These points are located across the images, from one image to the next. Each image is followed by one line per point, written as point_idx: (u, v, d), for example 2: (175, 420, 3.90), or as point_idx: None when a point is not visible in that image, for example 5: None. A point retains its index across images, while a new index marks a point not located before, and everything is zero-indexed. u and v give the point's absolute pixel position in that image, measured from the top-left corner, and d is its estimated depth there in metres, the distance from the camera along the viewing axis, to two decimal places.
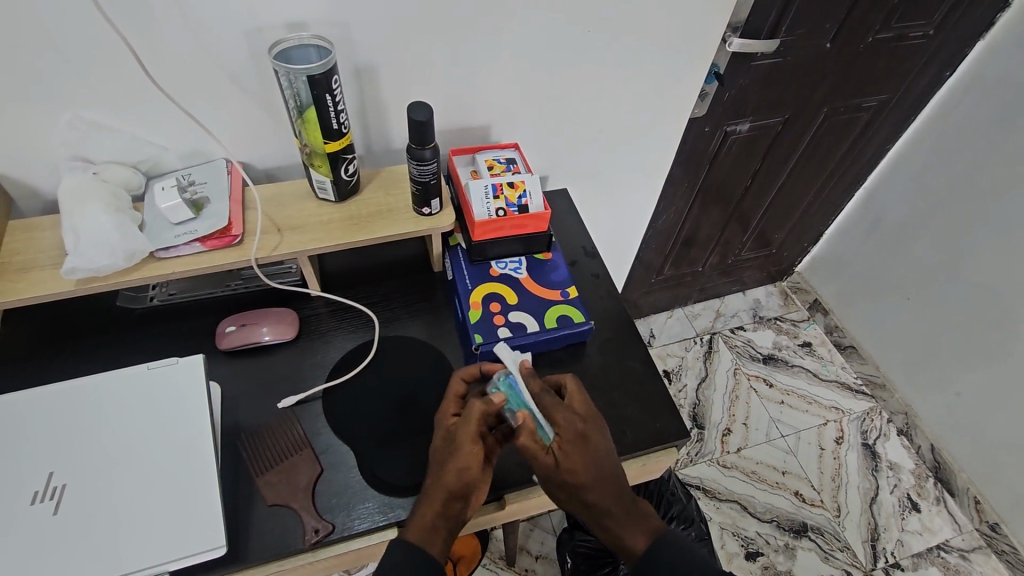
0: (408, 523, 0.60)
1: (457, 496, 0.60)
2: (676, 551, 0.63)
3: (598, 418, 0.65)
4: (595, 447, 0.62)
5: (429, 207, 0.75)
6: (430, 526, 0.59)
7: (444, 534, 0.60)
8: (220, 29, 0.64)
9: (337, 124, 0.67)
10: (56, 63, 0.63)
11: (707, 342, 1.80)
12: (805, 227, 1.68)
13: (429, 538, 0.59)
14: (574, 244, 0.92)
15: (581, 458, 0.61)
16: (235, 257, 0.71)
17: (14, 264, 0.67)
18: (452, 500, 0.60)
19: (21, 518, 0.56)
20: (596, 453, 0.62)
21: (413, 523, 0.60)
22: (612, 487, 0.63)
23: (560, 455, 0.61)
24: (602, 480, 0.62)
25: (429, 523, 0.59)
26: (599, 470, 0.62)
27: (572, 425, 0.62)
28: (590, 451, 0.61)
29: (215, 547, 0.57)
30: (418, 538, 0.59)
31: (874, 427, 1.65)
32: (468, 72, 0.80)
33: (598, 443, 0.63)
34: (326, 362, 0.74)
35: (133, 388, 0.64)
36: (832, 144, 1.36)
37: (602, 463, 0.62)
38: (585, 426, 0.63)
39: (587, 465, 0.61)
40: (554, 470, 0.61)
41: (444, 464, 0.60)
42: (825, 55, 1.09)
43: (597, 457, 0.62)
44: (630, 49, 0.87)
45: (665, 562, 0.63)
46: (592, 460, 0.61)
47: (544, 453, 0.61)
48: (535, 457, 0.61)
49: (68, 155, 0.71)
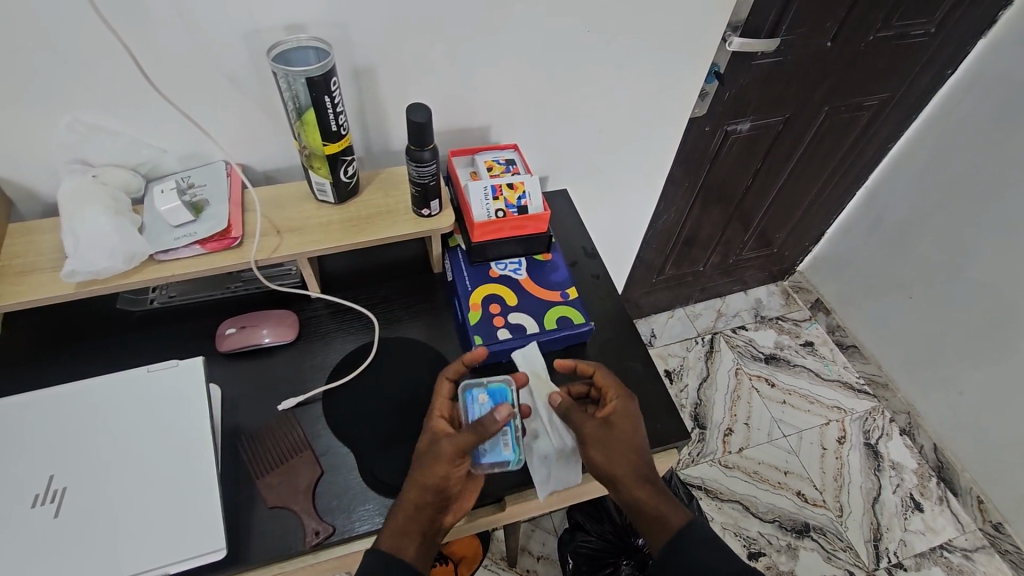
0: (383, 530, 0.60)
1: (436, 503, 0.61)
2: (703, 550, 0.62)
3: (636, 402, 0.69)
4: (626, 422, 0.67)
5: (429, 208, 0.75)
6: (405, 533, 0.60)
7: (418, 542, 0.60)
8: (218, 31, 0.64)
9: (336, 126, 0.67)
10: (55, 65, 0.63)
11: (709, 342, 1.79)
12: (806, 226, 1.68)
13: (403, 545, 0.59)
14: (574, 245, 0.92)
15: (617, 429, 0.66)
16: (234, 259, 0.71)
17: (14, 266, 0.67)
18: (426, 505, 0.61)
19: (22, 521, 0.56)
20: (628, 426, 0.67)
21: (387, 529, 0.60)
22: (640, 464, 0.66)
23: (595, 421, 0.67)
24: (632, 450, 0.66)
25: (405, 530, 0.60)
26: (627, 442, 0.66)
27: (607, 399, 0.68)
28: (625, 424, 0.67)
29: (215, 550, 0.57)
30: (391, 545, 0.59)
31: (876, 427, 1.65)
32: (467, 73, 0.80)
33: (633, 422, 0.67)
34: (326, 363, 0.74)
35: (133, 391, 0.64)
36: (833, 142, 1.36)
37: (631, 437, 0.66)
38: (622, 405, 0.68)
39: (620, 434, 0.66)
40: (591, 436, 0.66)
41: (425, 472, 0.61)
42: (826, 54, 1.09)
43: (628, 431, 0.66)
44: (630, 49, 0.87)
45: (691, 562, 0.62)
46: (624, 431, 0.66)
47: (585, 418, 0.67)
48: (577, 421, 0.67)
49: (66, 158, 0.71)
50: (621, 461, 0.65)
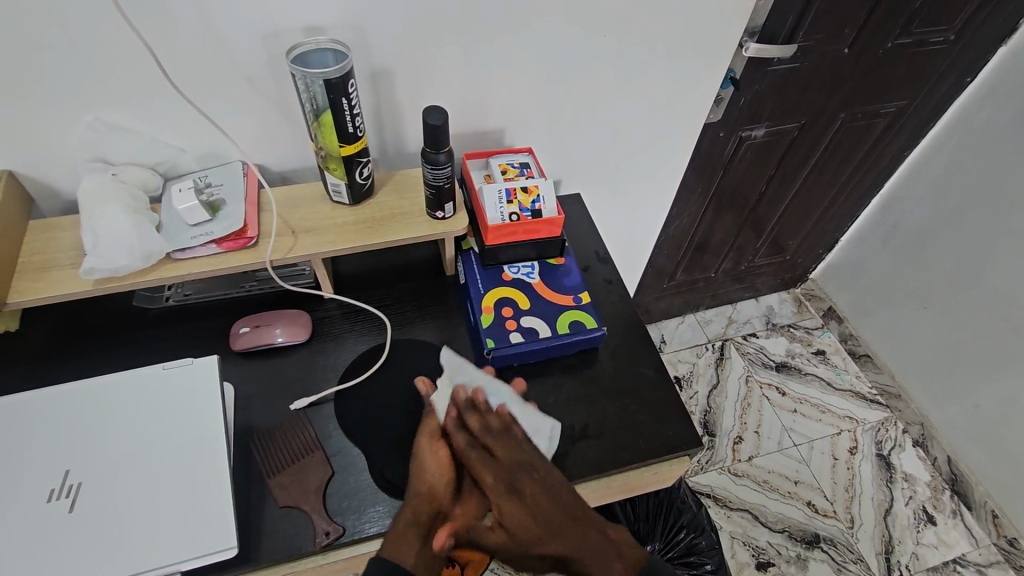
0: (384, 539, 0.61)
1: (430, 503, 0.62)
2: None
3: (522, 465, 0.63)
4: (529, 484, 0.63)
5: (443, 211, 0.76)
6: (401, 538, 0.60)
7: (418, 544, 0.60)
8: (237, 32, 0.65)
9: (353, 128, 0.68)
10: (78, 66, 0.64)
11: (719, 349, 1.78)
12: (819, 233, 1.66)
13: (401, 550, 0.60)
14: (586, 249, 0.92)
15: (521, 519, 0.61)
16: (249, 259, 0.71)
17: (34, 263, 0.68)
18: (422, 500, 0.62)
19: (39, 515, 0.56)
20: (536, 494, 0.62)
21: (388, 538, 0.61)
22: (546, 531, 0.61)
23: (493, 481, 0.62)
24: (535, 522, 0.61)
25: (401, 535, 0.61)
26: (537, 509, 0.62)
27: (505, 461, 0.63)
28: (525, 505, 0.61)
29: (227, 548, 0.57)
30: (391, 550, 0.60)
31: (889, 438, 1.63)
32: (482, 76, 0.80)
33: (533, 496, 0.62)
34: (338, 364, 0.75)
35: (148, 388, 0.64)
36: (849, 149, 1.35)
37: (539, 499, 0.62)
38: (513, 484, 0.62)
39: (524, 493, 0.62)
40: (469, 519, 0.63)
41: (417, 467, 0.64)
42: (842, 60, 1.08)
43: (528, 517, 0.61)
44: (645, 54, 0.86)
45: None
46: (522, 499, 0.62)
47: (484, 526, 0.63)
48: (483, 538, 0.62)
49: (87, 156, 0.72)
50: (517, 536, 0.61)
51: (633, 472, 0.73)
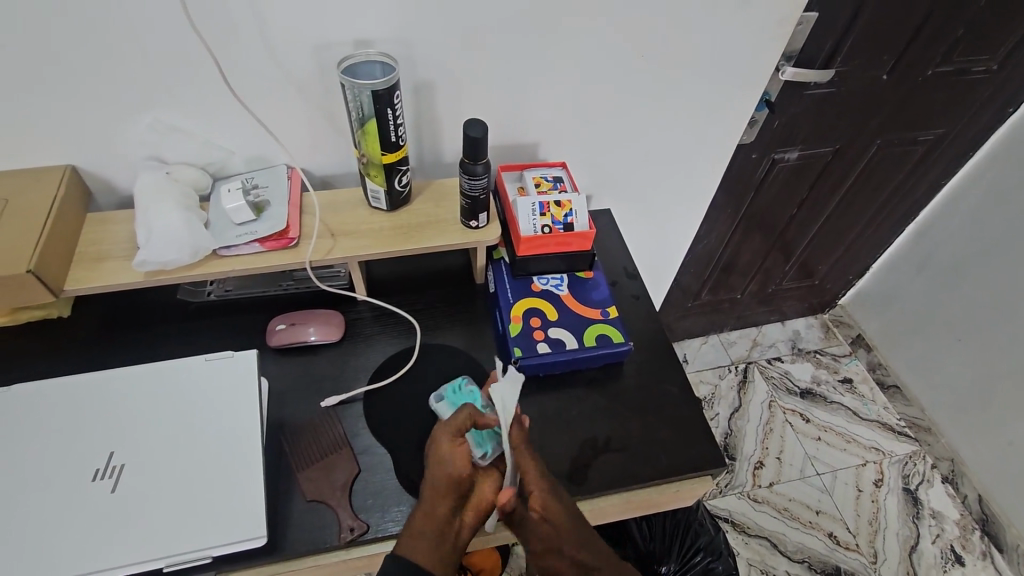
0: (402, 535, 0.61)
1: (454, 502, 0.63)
2: None
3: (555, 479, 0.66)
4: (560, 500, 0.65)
5: (477, 220, 0.78)
6: (418, 532, 0.60)
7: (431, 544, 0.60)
8: (293, 43, 0.68)
9: (396, 137, 0.70)
10: (144, 70, 0.68)
11: (742, 371, 1.76)
12: (849, 259, 1.64)
13: (414, 546, 0.60)
14: (615, 264, 0.92)
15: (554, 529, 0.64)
16: (290, 259, 0.74)
17: (90, 254, 0.72)
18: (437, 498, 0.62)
19: (84, 493, 0.59)
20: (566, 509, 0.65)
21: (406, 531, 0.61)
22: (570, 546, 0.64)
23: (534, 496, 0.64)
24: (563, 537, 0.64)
25: (418, 529, 0.61)
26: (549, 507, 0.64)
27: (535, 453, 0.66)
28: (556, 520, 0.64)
29: (255, 537, 0.59)
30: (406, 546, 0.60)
31: (916, 472, 1.59)
32: (521, 92, 0.82)
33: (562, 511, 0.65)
34: (368, 365, 0.77)
35: (189, 376, 0.67)
36: (883, 176, 1.34)
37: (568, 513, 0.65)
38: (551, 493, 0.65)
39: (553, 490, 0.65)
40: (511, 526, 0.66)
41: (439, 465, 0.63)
42: (880, 87, 1.08)
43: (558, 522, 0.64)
44: (681, 76, 0.88)
45: None
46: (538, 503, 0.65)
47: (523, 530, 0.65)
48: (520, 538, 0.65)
49: (144, 154, 0.76)
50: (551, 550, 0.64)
51: (655, 487, 0.73)
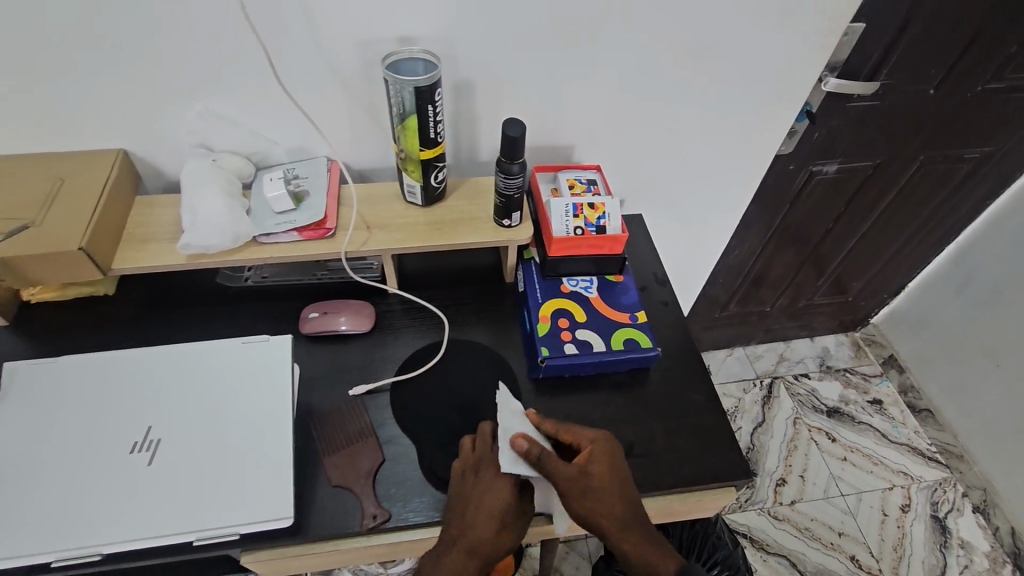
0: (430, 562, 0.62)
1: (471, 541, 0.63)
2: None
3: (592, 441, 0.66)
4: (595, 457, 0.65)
5: (510, 219, 0.78)
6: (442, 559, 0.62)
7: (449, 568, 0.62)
8: (340, 39, 0.70)
9: (434, 133, 0.71)
10: (197, 60, 0.70)
11: (767, 386, 1.73)
12: (885, 277, 1.60)
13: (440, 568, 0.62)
14: (645, 269, 0.92)
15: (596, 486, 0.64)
16: (326, 249, 0.75)
17: (137, 235, 0.75)
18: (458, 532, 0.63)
19: (122, 464, 0.61)
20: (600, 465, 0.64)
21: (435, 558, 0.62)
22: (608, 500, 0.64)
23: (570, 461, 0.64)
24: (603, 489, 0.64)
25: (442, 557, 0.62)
26: (599, 499, 0.63)
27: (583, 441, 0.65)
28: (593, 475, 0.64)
29: (282, 517, 0.60)
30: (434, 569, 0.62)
31: (946, 500, 1.54)
32: (560, 93, 0.83)
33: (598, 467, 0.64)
34: (396, 357, 0.78)
35: (224, 358, 0.68)
36: (925, 194, 1.30)
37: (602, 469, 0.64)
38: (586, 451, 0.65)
39: (604, 467, 0.64)
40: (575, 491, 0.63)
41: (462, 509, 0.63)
42: (926, 101, 1.05)
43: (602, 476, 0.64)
44: (722, 84, 0.87)
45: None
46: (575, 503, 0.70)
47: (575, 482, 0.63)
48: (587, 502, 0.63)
49: (192, 142, 0.78)
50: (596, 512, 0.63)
51: (676, 496, 0.72)
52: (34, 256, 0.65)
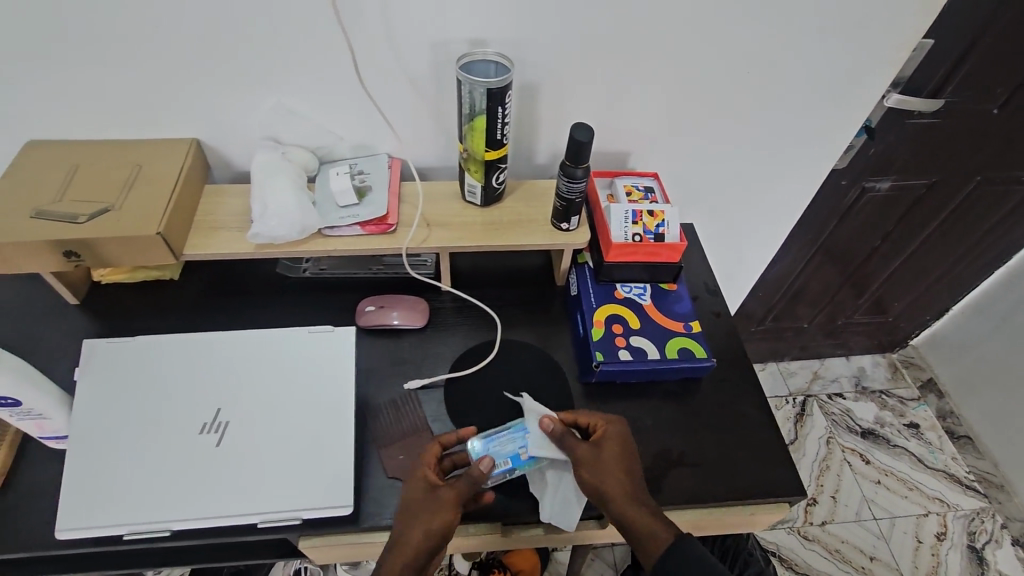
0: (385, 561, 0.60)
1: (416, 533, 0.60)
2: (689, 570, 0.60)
3: (609, 424, 0.67)
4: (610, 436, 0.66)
5: (568, 223, 0.78)
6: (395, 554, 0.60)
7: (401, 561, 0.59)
8: (412, 39, 0.71)
9: (501, 135, 0.72)
10: (274, 55, 0.72)
11: (801, 404, 1.71)
12: (930, 299, 1.56)
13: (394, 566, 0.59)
14: (696, 279, 0.91)
15: (605, 462, 0.64)
16: (388, 244, 0.77)
17: (207, 222, 0.77)
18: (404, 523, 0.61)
19: (192, 444, 0.63)
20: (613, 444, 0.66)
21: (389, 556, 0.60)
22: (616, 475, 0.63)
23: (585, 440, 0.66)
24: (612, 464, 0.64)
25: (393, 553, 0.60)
26: (611, 472, 0.63)
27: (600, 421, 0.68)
28: (605, 451, 0.65)
29: (343, 505, 0.61)
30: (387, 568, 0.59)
31: (983, 530, 1.49)
32: (622, 100, 0.83)
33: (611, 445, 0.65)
34: (449, 353, 0.79)
35: (288, 346, 0.70)
36: (980, 215, 1.27)
37: (614, 447, 0.65)
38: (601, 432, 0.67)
39: (616, 446, 0.65)
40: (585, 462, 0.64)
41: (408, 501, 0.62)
42: (990, 121, 1.02)
43: (614, 453, 0.65)
44: (785, 97, 0.86)
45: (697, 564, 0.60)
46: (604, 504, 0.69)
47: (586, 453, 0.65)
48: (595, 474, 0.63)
49: (261, 134, 0.80)
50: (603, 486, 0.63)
51: (724, 509, 0.72)
52: (114, 239, 0.68)
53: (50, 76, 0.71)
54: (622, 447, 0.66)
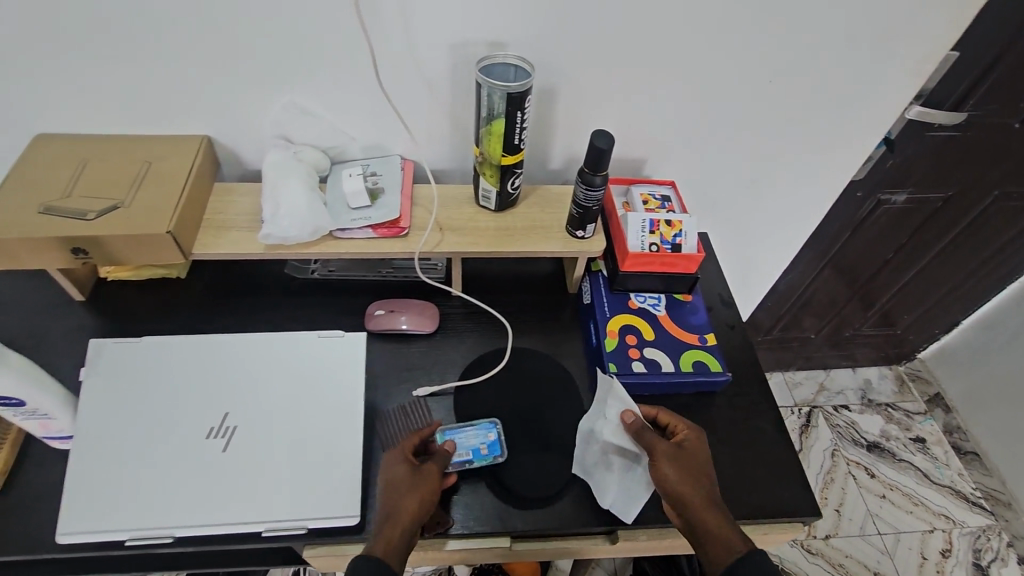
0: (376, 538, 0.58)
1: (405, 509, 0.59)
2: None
3: (692, 430, 0.67)
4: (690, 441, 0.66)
5: (583, 230, 0.77)
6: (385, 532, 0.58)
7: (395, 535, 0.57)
8: (429, 40, 0.70)
9: (518, 140, 0.70)
10: (289, 53, 0.71)
11: (806, 415, 1.69)
12: (941, 313, 1.54)
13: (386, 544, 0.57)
14: (711, 290, 0.90)
15: (684, 462, 0.64)
16: (400, 248, 0.75)
17: (217, 221, 0.76)
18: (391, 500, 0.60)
19: (198, 448, 0.62)
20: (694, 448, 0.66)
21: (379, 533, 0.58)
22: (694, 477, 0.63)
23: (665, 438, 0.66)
24: (691, 466, 0.64)
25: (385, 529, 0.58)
26: (690, 472, 0.63)
27: (681, 424, 0.68)
28: (686, 452, 0.65)
29: (350, 515, 0.60)
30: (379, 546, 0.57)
31: (989, 548, 1.48)
32: (640, 106, 0.81)
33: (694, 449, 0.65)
34: (459, 360, 0.77)
35: (297, 350, 0.69)
36: (996, 230, 1.25)
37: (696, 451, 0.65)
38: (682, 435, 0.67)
39: (697, 451, 0.65)
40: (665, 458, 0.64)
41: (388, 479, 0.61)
42: (1011, 136, 1.00)
43: (696, 456, 0.65)
44: (805, 107, 0.85)
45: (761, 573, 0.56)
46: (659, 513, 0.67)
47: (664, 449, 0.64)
48: (671, 471, 0.63)
49: (273, 132, 0.79)
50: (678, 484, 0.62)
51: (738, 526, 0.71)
52: (122, 237, 0.66)
53: (62, 70, 0.70)
54: (702, 454, 0.65)
